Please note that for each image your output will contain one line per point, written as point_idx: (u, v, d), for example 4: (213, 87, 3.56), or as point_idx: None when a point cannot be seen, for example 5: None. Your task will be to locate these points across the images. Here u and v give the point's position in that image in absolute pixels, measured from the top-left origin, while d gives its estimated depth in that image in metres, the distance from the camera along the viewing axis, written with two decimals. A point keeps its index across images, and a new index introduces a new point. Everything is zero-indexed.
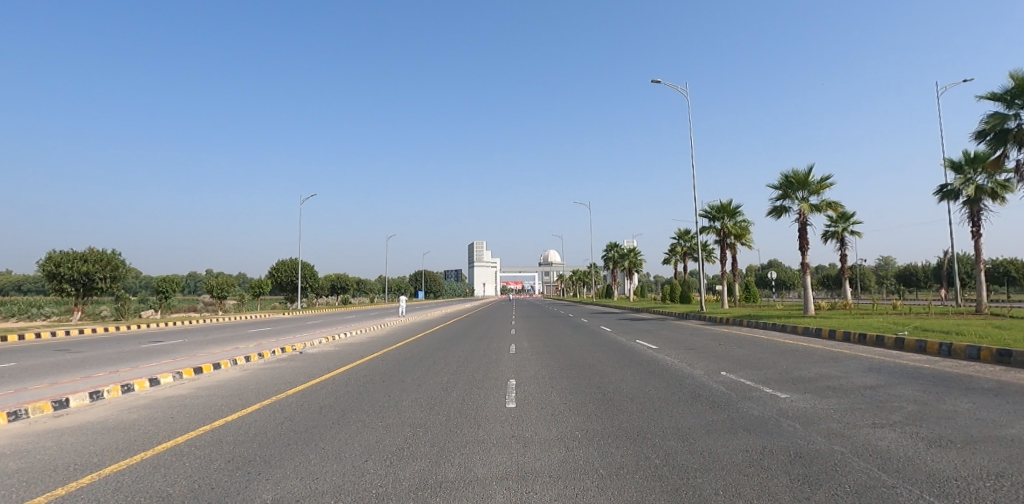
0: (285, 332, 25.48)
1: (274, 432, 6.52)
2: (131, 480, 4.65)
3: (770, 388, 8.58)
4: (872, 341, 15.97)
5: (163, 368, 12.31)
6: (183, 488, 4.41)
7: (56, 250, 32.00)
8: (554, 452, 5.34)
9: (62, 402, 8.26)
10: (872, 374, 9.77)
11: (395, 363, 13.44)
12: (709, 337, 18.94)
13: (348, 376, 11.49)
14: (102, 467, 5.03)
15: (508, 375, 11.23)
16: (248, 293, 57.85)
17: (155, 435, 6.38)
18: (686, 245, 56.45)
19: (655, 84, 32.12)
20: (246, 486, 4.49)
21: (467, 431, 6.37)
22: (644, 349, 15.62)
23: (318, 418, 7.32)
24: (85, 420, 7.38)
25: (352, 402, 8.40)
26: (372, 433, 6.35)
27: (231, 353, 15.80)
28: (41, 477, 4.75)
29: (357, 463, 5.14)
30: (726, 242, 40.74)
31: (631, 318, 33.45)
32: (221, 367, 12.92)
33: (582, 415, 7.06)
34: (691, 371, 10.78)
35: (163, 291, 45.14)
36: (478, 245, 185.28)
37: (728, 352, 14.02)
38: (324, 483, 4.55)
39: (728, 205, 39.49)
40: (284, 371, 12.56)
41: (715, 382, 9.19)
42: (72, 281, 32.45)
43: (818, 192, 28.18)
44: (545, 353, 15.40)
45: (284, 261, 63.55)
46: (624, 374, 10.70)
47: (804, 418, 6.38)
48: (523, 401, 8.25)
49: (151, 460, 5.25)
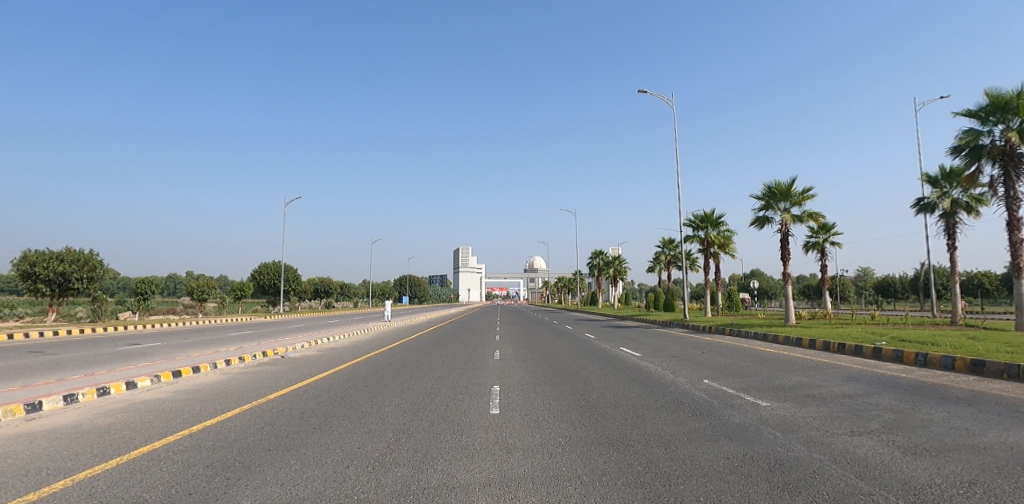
0: (266, 337, 24.94)
1: (255, 437, 6.44)
2: (107, 485, 4.57)
3: (752, 395, 8.67)
4: (851, 350, 16.18)
5: (141, 371, 12.12)
6: (160, 494, 4.34)
7: (32, 249, 31.36)
8: (538, 459, 5.34)
9: (34, 405, 8.06)
10: (852, 383, 9.93)
11: (377, 369, 13.31)
12: (693, 345, 19.01)
13: (329, 381, 11.33)
14: (76, 472, 4.93)
15: (492, 382, 11.15)
16: (229, 295, 57.11)
17: (131, 439, 6.25)
18: (670, 253, 57.27)
19: (642, 91, 32.40)
20: (225, 491, 4.44)
21: (452, 438, 6.32)
22: (628, 356, 15.68)
23: (299, 423, 7.21)
24: (60, 424, 7.23)
25: (334, 408, 8.29)
26: (354, 439, 6.29)
27: (210, 357, 15.49)
28: (13, 482, 4.62)
29: (337, 470, 5.09)
30: (710, 251, 41.21)
31: (615, 326, 33.50)
32: (199, 371, 12.68)
33: (566, 422, 7.06)
34: (674, 378, 10.86)
35: (142, 293, 44.38)
36: (464, 251, 184.28)
37: (712, 360, 14.16)
38: (306, 489, 4.50)
39: (711, 214, 40.01)
40: (265, 376, 12.39)
41: (697, 390, 9.28)
42: (48, 282, 31.76)
43: (800, 203, 28.65)
44: (528, 360, 15.32)
45: (267, 265, 62.82)
46: (607, 382, 10.64)
47: (784, 426, 6.45)
48: (507, 408, 8.22)
49: (127, 466, 5.14)
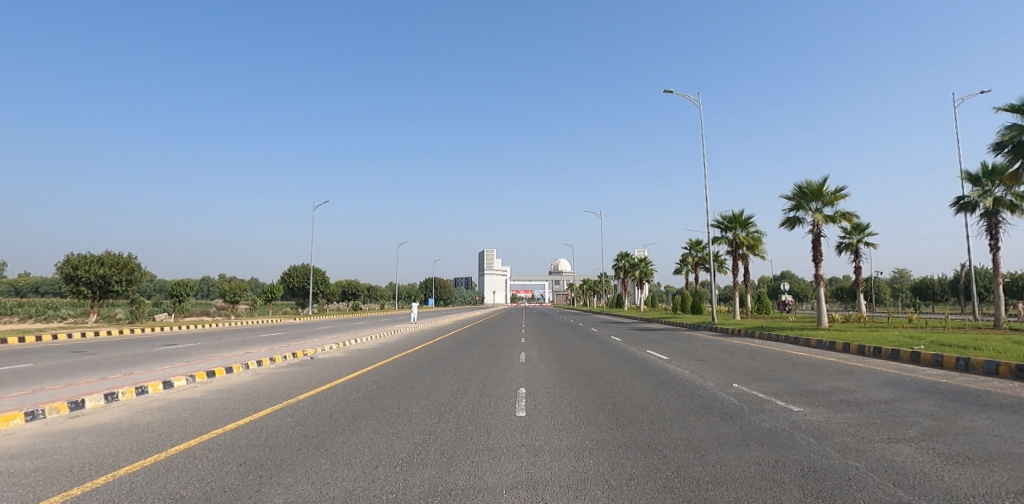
0: (295, 338, 25.44)
1: (286, 436, 6.58)
2: (145, 481, 4.70)
3: (784, 400, 8.48)
4: (887, 355, 15.71)
5: (177, 371, 12.48)
6: (196, 491, 4.45)
7: (74, 253, 32.55)
8: (565, 462, 5.32)
9: (78, 403, 8.36)
10: (888, 388, 9.64)
11: (404, 371, 13.47)
12: (722, 349, 18.66)
13: (357, 382, 11.51)
14: (117, 468, 5.10)
15: (518, 384, 11.18)
16: (260, 297, 58.41)
17: (168, 438, 6.43)
18: (698, 255, 56.52)
19: (669, 92, 32.05)
20: (258, 489, 4.54)
21: (478, 440, 6.34)
22: (655, 359, 15.53)
23: (329, 423, 7.34)
24: (101, 421, 7.48)
25: (362, 409, 8.42)
26: (382, 440, 6.38)
27: (242, 357, 15.87)
28: (58, 477, 4.81)
29: (367, 469, 5.15)
30: (739, 253, 40.50)
31: (640, 329, 33.20)
32: (232, 371, 13.00)
33: (593, 425, 7.02)
34: (703, 382, 10.71)
35: (177, 295, 45.74)
36: (488, 253, 185.12)
37: (741, 364, 13.93)
38: (335, 488, 4.57)
39: (740, 215, 39.30)
40: (294, 376, 12.62)
41: (726, 394, 9.13)
42: (89, 284, 32.92)
43: (832, 203, 27.97)
44: (554, 362, 15.28)
45: (297, 267, 64.15)
46: (635, 385, 10.53)
47: (817, 432, 6.29)
48: (533, 410, 8.24)
49: (165, 462, 5.31)
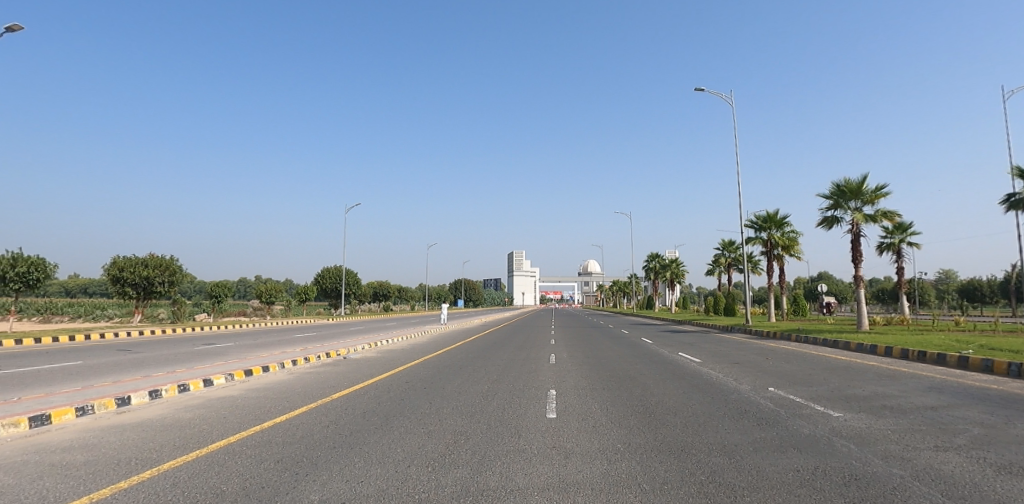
0: (329, 338, 25.96)
1: (321, 435, 6.70)
2: (188, 476, 4.85)
3: (822, 405, 8.25)
4: (932, 359, 15.14)
5: (217, 370, 12.84)
6: (236, 487, 4.56)
7: (120, 255, 33.82)
8: (596, 465, 5.28)
9: (124, 399, 8.69)
10: (934, 394, 9.27)
11: (434, 371, 13.58)
12: (756, 352, 18.24)
13: (389, 382, 11.66)
14: (161, 463, 5.27)
15: (548, 385, 11.15)
16: (294, 298, 59.68)
17: (209, 434, 6.63)
18: (731, 255, 55.48)
19: (700, 90, 31.56)
20: (295, 486, 4.63)
21: (508, 441, 6.34)
22: (687, 362, 15.29)
23: (362, 422, 7.46)
24: (146, 417, 7.75)
25: (394, 409, 8.52)
26: (414, 439, 6.45)
27: (278, 357, 16.24)
28: (106, 470, 5.00)
29: (399, 469, 5.21)
30: (774, 253, 39.60)
31: (672, 331, 32.74)
32: (269, 371, 13.32)
33: (625, 428, 6.95)
34: (738, 385, 10.50)
35: (216, 296, 47.07)
36: (517, 254, 185.24)
37: (777, 367, 13.60)
38: (369, 487, 4.63)
39: (775, 215, 38.44)
40: (328, 376, 12.85)
41: (762, 398, 8.92)
42: (134, 285, 34.14)
43: (872, 202, 27.11)
44: (584, 364, 15.18)
45: (329, 269, 65.35)
46: (667, 388, 10.38)
47: (859, 439, 6.10)
48: (563, 412, 8.21)
49: (206, 458, 5.46)
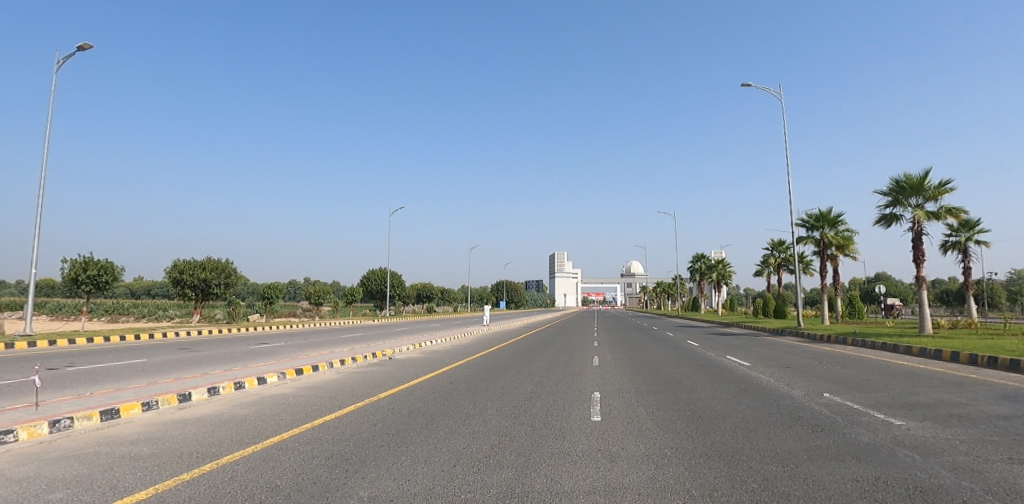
0: (376, 339, 26.52)
1: (369, 433, 6.85)
2: (245, 470, 5.03)
3: (883, 413, 7.86)
4: (1004, 365, 14.22)
5: (270, 368, 13.32)
6: (289, 481, 4.70)
7: (180, 259, 35.50)
8: (643, 469, 5.20)
9: (185, 395, 9.10)
10: (1006, 403, 8.71)
11: (478, 372, 13.69)
12: (810, 356, 17.57)
13: (433, 382, 11.82)
14: (220, 457, 5.50)
15: (592, 388, 11.06)
16: (341, 299, 61.24)
17: (263, 430, 6.86)
18: (781, 256, 53.69)
19: (747, 87, 30.59)
20: (345, 482, 4.73)
21: (553, 443, 6.32)
22: (736, 365, 14.88)
23: (407, 422, 7.58)
24: (205, 412, 8.11)
25: (439, 409, 8.64)
26: (459, 439, 6.51)
27: (327, 356, 16.71)
28: (171, 462, 5.26)
29: (445, 468, 5.26)
30: (828, 253, 38.07)
31: (719, 334, 31.90)
32: (318, 370, 13.70)
33: (671, 433, 6.82)
34: (791, 390, 10.14)
35: (268, 297, 48.77)
36: (559, 256, 184.74)
37: (832, 372, 13.06)
38: (416, 485, 4.69)
39: (828, 213, 36.97)
40: (375, 375, 13.14)
41: (816, 404, 8.59)
42: (193, 287, 35.76)
43: (935, 198, 25.72)
44: (629, 366, 14.97)
45: (375, 271, 66.79)
46: (715, 393, 10.12)
47: (924, 449, 5.79)
48: (608, 415, 8.12)
49: (261, 452, 5.67)
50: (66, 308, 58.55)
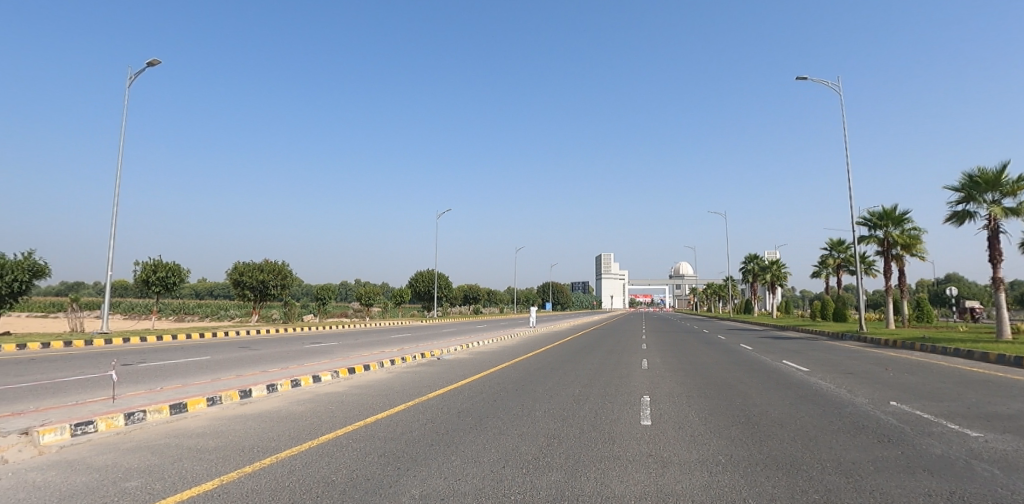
0: (425, 339, 26.97)
1: (419, 432, 6.96)
2: (302, 465, 5.20)
3: (957, 423, 7.38)
4: None
5: (323, 367, 13.73)
6: (343, 477, 4.83)
7: (240, 261, 37.09)
8: (696, 476, 5.08)
9: (246, 391, 9.49)
10: None
11: (525, 373, 13.70)
12: (873, 361, 16.71)
13: (481, 383, 11.91)
14: (279, 451, 5.71)
15: (641, 391, 10.87)
16: (391, 300, 62.54)
17: (318, 427, 7.08)
18: (840, 256, 51.40)
19: (804, 81, 29.36)
20: (398, 480, 4.82)
21: (603, 447, 6.25)
22: (793, 370, 14.31)
23: (457, 422, 7.66)
24: (264, 409, 8.44)
25: (487, 409, 8.69)
26: (507, 441, 6.52)
27: (378, 356, 17.10)
28: (234, 455, 5.50)
29: (495, 469, 5.27)
30: (892, 253, 36.16)
31: (774, 337, 30.79)
32: (370, 369, 14.03)
33: (726, 439, 6.62)
34: (853, 397, 9.67)
35: (322, 298, 50.33)
36: (606, 257, 182.80)
37: (899, 379, 12.37)
38: (466, 484, 4.73)
39: (892, 211, 35.15)
40: (424, 375, 13.35)
41: (882, 412, 8.15)
42: (252, 288, 37.31)
43: (1013, 194, 24.06)
44: (679, 370, 14.64)
45: (423, 273, 67.94)
46: (771, 399, 9.76)
47: (1003, 463, 5.40)
48: (659, 419, 7.96)
49: (317, 448, 5.86)
50: (138, 307, 62.16)
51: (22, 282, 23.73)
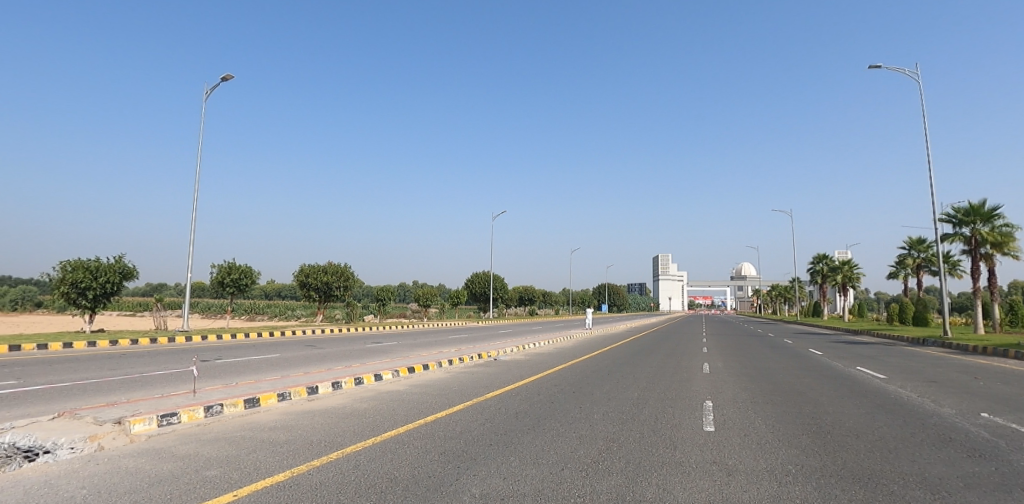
0: (482, 340, 27.25)
1: (478, 431, 7.04)
2: (366, 460, 5.36)
3: None
4: None
5: (385, 366, 14.11)
6: (406, 474, 4.94)
7: (306, 264, 38.66)
8: (765, 486, 4.87)
9: (314, 388, 9.89)
10: None
11: (583, 376, 13.59)
12: (960, 369, 15.53)
13: (538, 385, 11.90)
14: (345, 446, 5.91)
15: (703, 396, 10.57)
16: (448, 301, 63.57)
17: (381, 424, 7.29)
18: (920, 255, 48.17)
19: (878, 69, 27.57)
20: (458, 478, 4.89)
21: (664, 452, 6.12)
22: (869, 378, 13.51)
23: (515, 423, 7.69)
24: (330, 405, 8.77)
25: (545, 411, 8.68)
26: (566, 443, 6.48)
27: (436, 356, 17.41)
28: (304, 449, 5.74)
29: (554, 471, 5.26)
30: (981, 252, 33.55)
31: (847, 342, 29.18)
32: (429, 369, 14.30)
33: (795, 448, 6.33)
34: (938, 407, 9.02)
35: (382, 299, 51.76)
36: (664, 258, 178.96)
37: (990, 389, 11.43)
38: (525, 486, 4.74)
39: (981, 206, 32.62)
40: (482, 376, 13.48)
41: (971, 425, 7.56)
42: (317, 289, 38.82)
43: None
44: (743, 375, 14.12)
45: (479, 274, 68.71)
46: (844, 407, 9.25)
47: None
48: (722, 426, 7.71)
49: (381, 445, 6.02)
50: (213, 307, 66.05)
51: (113, 284, 25.64)
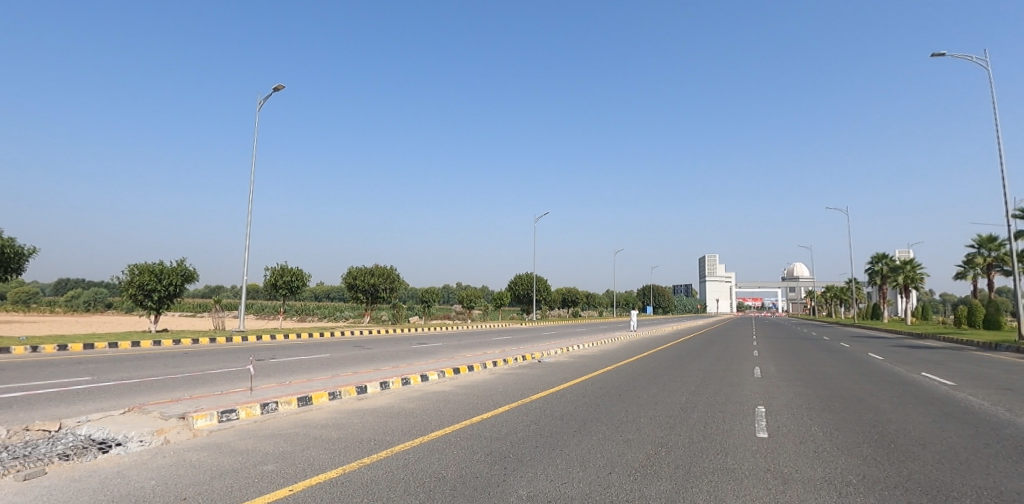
0: (526, 341, 27.26)
1: (524, 433, 7.04)
2: (415, 459, 5.44)
3: None
4: None
5: (430, 367, 14.31)
6: (453, 474, 4.99)
7: (354, 266, 39.60)
8: (824, 496, 4.68)
9: (362, 387, 10.12)
10: None
11: (629, 378, 13.41)
12: None
13: (583, 387, 11.81)
14: (394, 445, 6.02)
15: (754, 401, 10.25)
16: (491, 303, 63.91)
17: (428, 423, 7.39)
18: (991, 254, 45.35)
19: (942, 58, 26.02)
20: (505, 479, 4.90)
21: (715, 458, 5.96)
22: (935, 384, 12.80)
23: (560, 425, 7.66)
24: (379, 404, 8.95)
25: (591, 414, 8.61)
26: (613, 447, 6.41)
27: (480, 357, 17.54)
28: (355, 447, 5.88)
29: (601, 475, 5.21)
30: None
31: (909, 346, 27.68)
32: (474, 370, 14.42)
33: (856, 457, 6.05)
34: (1012, 417, 8.47)
35: (427, 301, 52.50)
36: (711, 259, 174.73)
37: None
38: (573, 488, 4.71)
39: None
40: (527, 377, 13.48)
41: None
42: (364, 291, 39.72)
43: None
44: (797, 379, 13.63)
45: (522, 276, 68.83)
46: (908, 414, 8.79)
47: None
48: (776, 432, 7.46)
49: (428, 444, 6.11)
50: (267, 308, 68.57)
51: (176, 286, 26.96)
